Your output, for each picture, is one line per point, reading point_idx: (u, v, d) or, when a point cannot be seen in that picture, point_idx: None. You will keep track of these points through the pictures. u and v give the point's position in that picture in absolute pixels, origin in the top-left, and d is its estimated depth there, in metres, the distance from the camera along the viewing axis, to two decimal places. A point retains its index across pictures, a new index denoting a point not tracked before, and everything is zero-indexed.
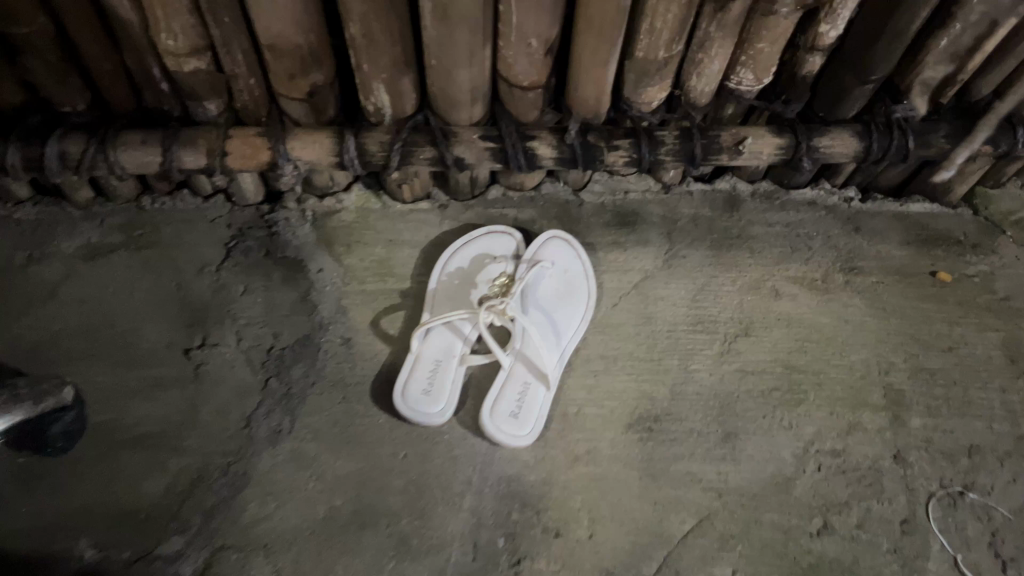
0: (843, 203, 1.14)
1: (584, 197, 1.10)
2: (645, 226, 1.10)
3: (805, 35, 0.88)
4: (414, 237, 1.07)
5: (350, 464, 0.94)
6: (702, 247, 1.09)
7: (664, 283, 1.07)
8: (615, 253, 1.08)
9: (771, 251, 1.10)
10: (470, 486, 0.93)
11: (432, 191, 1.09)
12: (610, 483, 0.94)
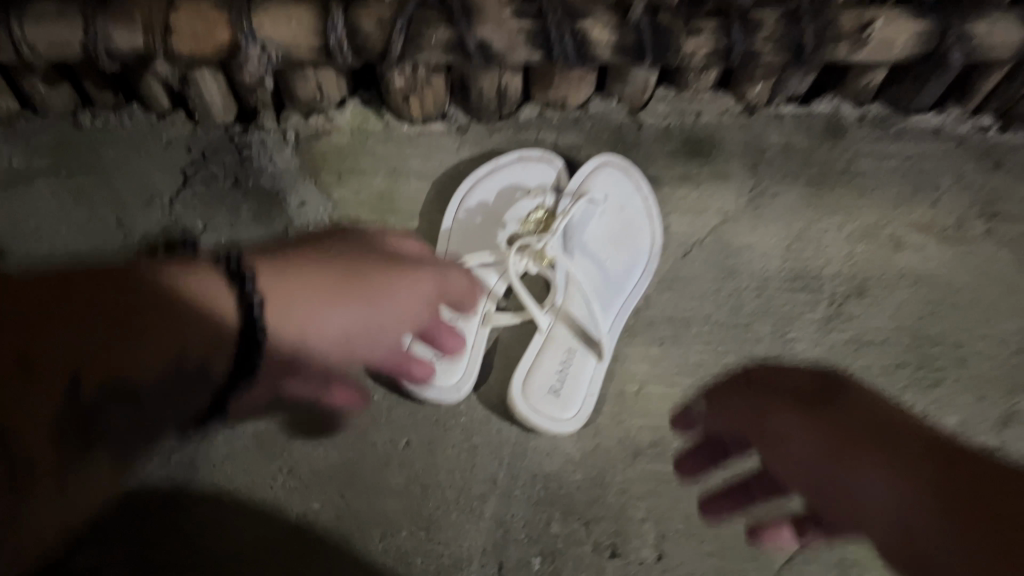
0: (976, 133, 0.85)
1: (644, 119, 0.85)
2: (722, 156, 0.85)
3: None
4: (422, 167, 0.84)
5: (333, 455, 0.72)
6: (799, 184, 0.84)
7: (748, 230, 0.82)
8: (684, 191, 0.83)
9: (887, 192, 0.84)
10: (493, 486, 0.71)
11: (447, 109, 0.84)
12: (685, 488, 0.71)
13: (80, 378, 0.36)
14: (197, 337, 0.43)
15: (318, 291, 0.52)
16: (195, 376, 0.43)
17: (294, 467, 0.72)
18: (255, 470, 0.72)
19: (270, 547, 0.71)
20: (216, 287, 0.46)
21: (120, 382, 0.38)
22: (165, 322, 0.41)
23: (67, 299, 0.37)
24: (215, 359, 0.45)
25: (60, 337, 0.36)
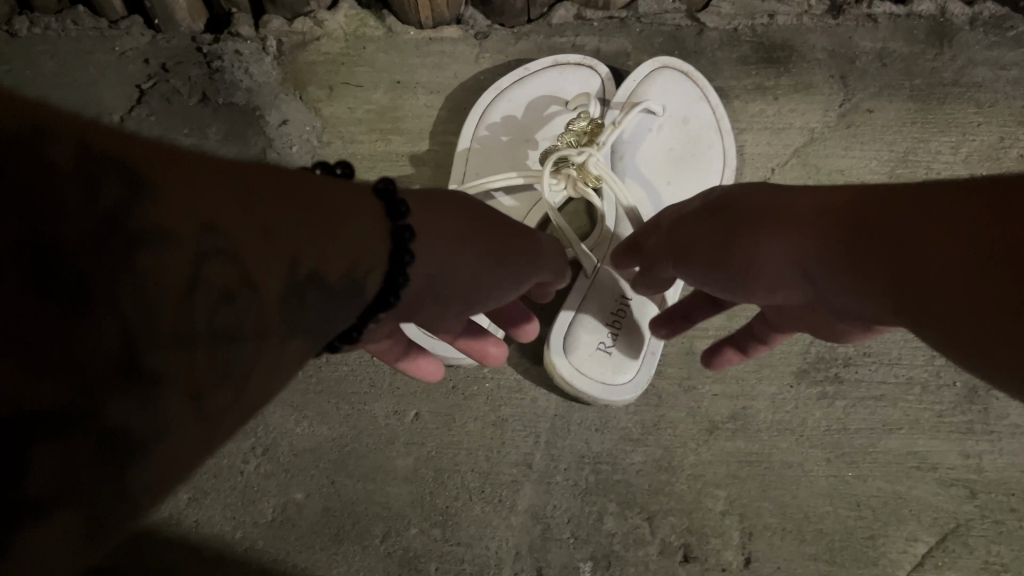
0: None
1: (705, 20, 0.69)
2: (801, 64, 0.69)
3: None
4: (435, 80, 0.69)
5: (322, 432, 0.57)
6: (898, 96, 0.68)
7: (839, 153, 0.68)
8: (757, 104, 0.69)
9: (1011, 105, 0.68)
10: (528, 472, 0.55)
11: (464, 10, 0.69)
12: (774, 472, 0.55)
13: (298, 261, 0.30)
14: (362, 249, 0.35)
15: (453, 232, 0.40)
16: (351, 293, 0.34)
17: (275, 447, 0.57)
18: (223, 450, 0.56)
19: (242, 553, 0.55)
20: (356, 206, 0.36)
21: (319, 282, 0.32)
22: (330, 231, 0.33)
23: (245, 185, 0.30)
24: (372, 278, 0.35)
25: (290, 228, 0.30)
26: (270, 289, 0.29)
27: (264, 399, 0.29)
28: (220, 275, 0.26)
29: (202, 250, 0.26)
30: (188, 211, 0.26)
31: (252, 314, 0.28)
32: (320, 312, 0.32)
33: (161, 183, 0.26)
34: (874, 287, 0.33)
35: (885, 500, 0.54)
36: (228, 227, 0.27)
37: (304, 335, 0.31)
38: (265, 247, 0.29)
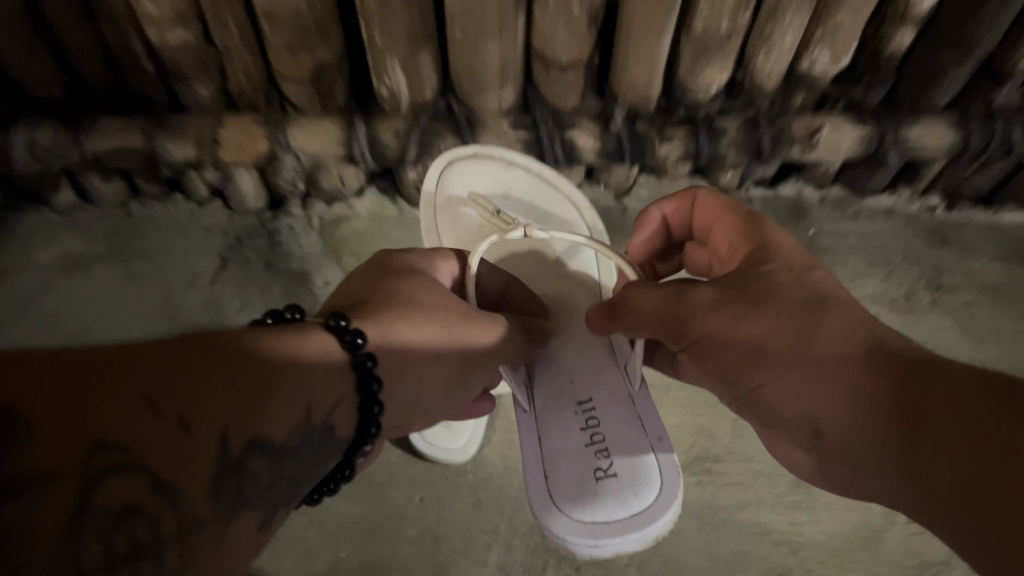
0: (925, 211, 0.98)
1: (628, 204, 0.97)
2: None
3: (895, 4, 0.75)
4: None
5: (356, 508, 0.82)
6: None
7: None
8: None
9: (844, 268, 0.95)
10: (497, 536, 0.80)
11: None
12: (664, 535, 0.81)
13: (228, 441, 0.39)
14: (304, 398, 0.45)
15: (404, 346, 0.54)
16: (318, 434, 0.46)
17: (323, 519, 0.82)
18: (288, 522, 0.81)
19: None
20: (312, 362, 0.46)
21: (256, 441, 0.41)
22: (272, 396, 0.42)
23: (134, 371, 0.36)
24: (338, 418, 0.48)
25: (223, 409, 0.39)
26: (191, 483, 0.36)
27: (238, 569, 0.40)
28: (115, 494, 0.33)
29: (102, 469, 0.33)
30: (75, 444, 0.32)
31: (167, 510, 0.35)
32: (260, 482, 0.41)
33: (52, 429, 0.32)
34: (907, 457, 0.48)
35: (736, 556, 0.80)
36: (134, 439, 0.34)
37: (280, 483, 0.43)
38: (186, 443, 0.37)
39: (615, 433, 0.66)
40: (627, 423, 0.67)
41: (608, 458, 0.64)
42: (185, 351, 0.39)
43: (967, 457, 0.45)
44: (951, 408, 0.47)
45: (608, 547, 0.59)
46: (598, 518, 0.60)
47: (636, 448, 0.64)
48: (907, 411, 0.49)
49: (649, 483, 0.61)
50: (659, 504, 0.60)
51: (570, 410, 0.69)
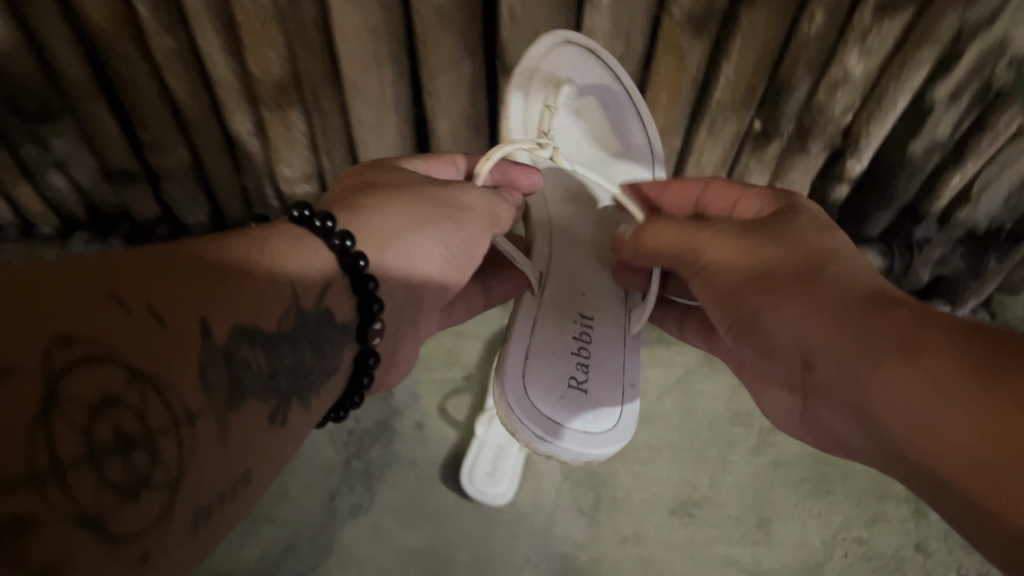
0: None
1: None
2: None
3: (834, 168, 0.99)
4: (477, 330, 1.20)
5: (420, 539, 1.03)
6: None
7: (704, 378, 1.18)
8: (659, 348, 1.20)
9: None
10: (528, 562, 1.02)
11: None
12: (656, 563, 1.02)
13: (209, 325, 0.38)
14: (326, 273, 0.49)
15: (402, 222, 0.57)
16: (314, 320, 0.47)
17: (395, 546, 1.03)
18: (367, 549, 1.03)
19: None
20: (314, 256, 0.49)
21: (240, 331, 0.40)
22: (265, 271, 0.44)
23: (117, 274, 0.36)
24: (332, 298, 0.49)
25: (196, 298, 0.38)
26: (181, 374, 0.36)
27: (250, 454, 0.41)
28: (90, 385, 0.32)
29: (66, 364, 0.31)
30: (51, 354, 0.31)
31: (155, 399, 0.34)
32: (257, 369, 0.42)
33: (82, 314, 0.33)
34: (878, 375, 0.48)
35: None
36: (102, 331, 0.33)
37: (282, 377, 0.45)
38: (162, 333, 0.36)
39: (597, 359, 0.75)
40: (605, 363, 0.76)
41: (580, 376, 0.73)
42: (243, 251, 0.44)
43: (968, 396, 0.43)
44: (943, 337, 0.46)
45: (562, 443, 0.67)
46: (555, 417, 0.68)
47: (612, 384, 0.74)
48: (898, 341, 0.48)
49: (606, 417, 0.71)
50: (608, 438, 0.70)
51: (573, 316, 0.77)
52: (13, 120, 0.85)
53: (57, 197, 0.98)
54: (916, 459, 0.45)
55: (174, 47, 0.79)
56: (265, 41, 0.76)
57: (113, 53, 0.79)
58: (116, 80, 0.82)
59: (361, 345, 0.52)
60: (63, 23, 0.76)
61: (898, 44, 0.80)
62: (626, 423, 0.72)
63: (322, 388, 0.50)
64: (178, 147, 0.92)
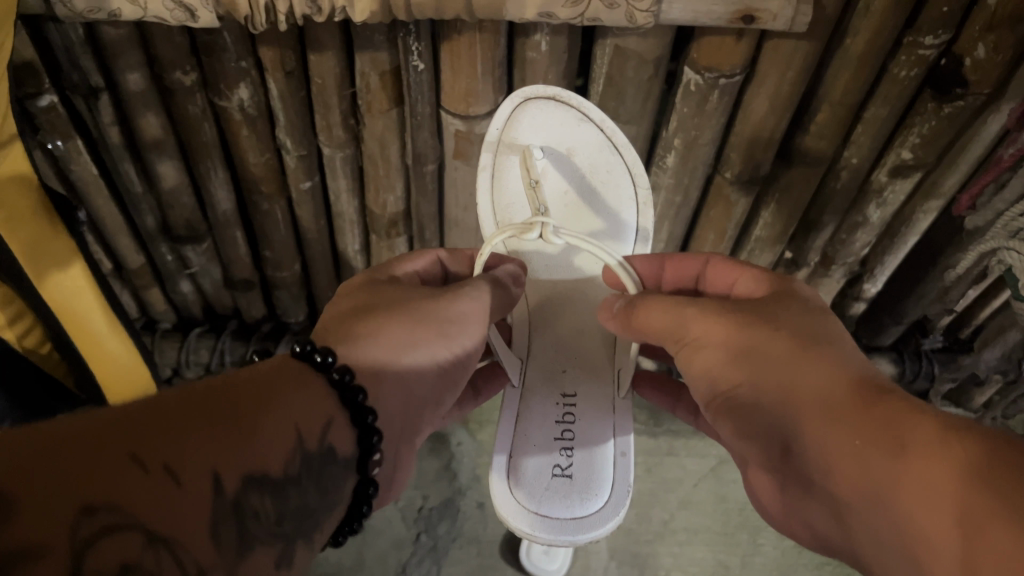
0: None
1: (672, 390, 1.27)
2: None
3: (853, 287, 1.13)
4: None
5: None
6: None
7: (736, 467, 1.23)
8: (693, 440, 1.25)
9: None
10: None
11: None
12: None
13: (221, 479, 0.41)
14: (328, 410, 0.50)
15: (398, 340, 0.59)
16: (318, 459, 0.49)
17: None
18: None
19: None
20: (312, 400, 0.50)
21: (250, 477, 0.43)
22: (272, 415, 0.46)
23: (136, 431, 0.39)
24: (334, 436, 0.50)
25: (205, 454, 0.41)
26: (187, 531, 0.39)
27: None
28: (110, 557, 0.35)
29: (91, 536, 0.34)
30: (82, 523, 0.34)
31: (170, 561, 0.37)
32: (266, 517, 0.44)
33: (101, 481, 0.36)
34: (875, 470, 0.48)
35: None
36: (123, 497, 0.36)
37: (290, 520, 0.46)
38: (176, 493, 0.39)
39: (588, 441, 0.77)
40: (595, 442, 0.76)
41: (569, 463, 0.75)
42: (252, 392, 0.47)
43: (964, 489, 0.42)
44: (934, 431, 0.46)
45: (553, 530, 0.70)
46: (543, 511, 0.71)
47: (598, 457, 0.75)
48: (895, 434, 0.48)
49: (598, 497, 0.73)
50: (601, 517, 0.71)
51: (556, 401, 0.80)
52: (163, 242, 1.01)
53: (180, 298, 1.12)
54: (915, 555, 0.44)
55: (310, 189, 0.95)
56: (387, 188, 0.93)
57: (259, 193, 0.94)
58: (255, 212, 0.98)
59: (361, 475, 0.52)
60: (224, 170, 0.92)
61: (905, 201, 0.95)
62: (622, 494, 0.73)
63: (328, 526, 0.50)
64: (293, 265, 1.08)
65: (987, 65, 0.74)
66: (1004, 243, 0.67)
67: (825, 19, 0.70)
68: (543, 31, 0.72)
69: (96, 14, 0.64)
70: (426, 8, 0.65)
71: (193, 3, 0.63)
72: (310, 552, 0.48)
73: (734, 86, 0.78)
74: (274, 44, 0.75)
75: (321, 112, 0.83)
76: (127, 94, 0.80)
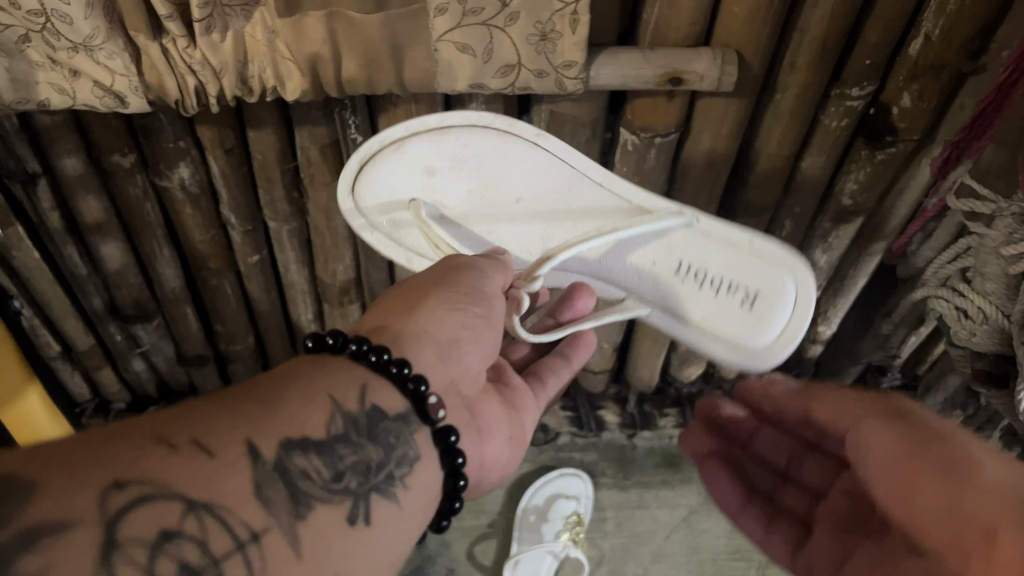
0: None
1: (636, 441, 1.25)
2: (687, 466, 1.24)
3: (809, 331, 1.11)
4: None
5: None
6: None
7: (706, 517, 1.19)
8: (664, 491, 1.22)
9: None
10: None
11: None
12: None
13: (257, 446, 0.40)
14: (359, 375, 0.48)
15: (401, 307, 0.56)
16: (365, 421, 0.46)
17: None
18: None
19: None
20: (336, 371, 0.47)
21: (291, 442, 0.41)
22: (296, 387, 0.45)
23: (167, 420, 0.39)
24: (376, 395, 0.47)
25: (235, 426, 0.40)
26: (234, 497, 0.38)
27: (336, 560, 0.41)
28: (147, 524, 0.34)
29: (121, 508, 0.34)
30: (110, 496, 0.34)
31: (215, 525, 0.36)
32: (320, 479, 0.42)
33: (129, 460, 0.36)
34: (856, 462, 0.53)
35: None
36: (153, 473, 0.36)
37: (351, 476, 0.44)
38: (210, 464, 0.38)
39: (727, 266, 0.71)
40: (721, 256, 0.70)
41: (742, 288, 0.70)
42: (272, 377, 0.46)
43: (952, 533, 0.44)
44: (892, 454, 0.48)
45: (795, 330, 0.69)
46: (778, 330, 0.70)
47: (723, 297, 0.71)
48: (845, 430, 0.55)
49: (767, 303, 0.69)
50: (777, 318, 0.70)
51: (673, 281, 0.72)
52: (111, 322, 0.99)
53: (133, 377, 1.10)
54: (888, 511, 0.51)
55: (258, 262, 0.94)
56: (336, 257, 0.93)
57: (207, 269, 0.93)
58: (204, 287, 0.97)
59: (431, 425, 0.50)
60: (169, 248, 0.91)
61: (852, 244, 0.96)
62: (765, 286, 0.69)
63: (410, 478, 0.47)
64: (247, 336, 1.07)
65: (915, 113, 0.76)
66: (934, 290, 0.68)
67: (753, 77, 0.72)
68: (478, 99, 0.73)
69: (24, 105, 0.64)
70: (358, 83, 0.65)
71: (122, 90, 0.63)
72: (390, 507, 0.45)
73: (670, 144, 0.79)
74: (212, 124, 0.75)
75: (265, 187, 0.83)
76: (64, 177, 0.79)
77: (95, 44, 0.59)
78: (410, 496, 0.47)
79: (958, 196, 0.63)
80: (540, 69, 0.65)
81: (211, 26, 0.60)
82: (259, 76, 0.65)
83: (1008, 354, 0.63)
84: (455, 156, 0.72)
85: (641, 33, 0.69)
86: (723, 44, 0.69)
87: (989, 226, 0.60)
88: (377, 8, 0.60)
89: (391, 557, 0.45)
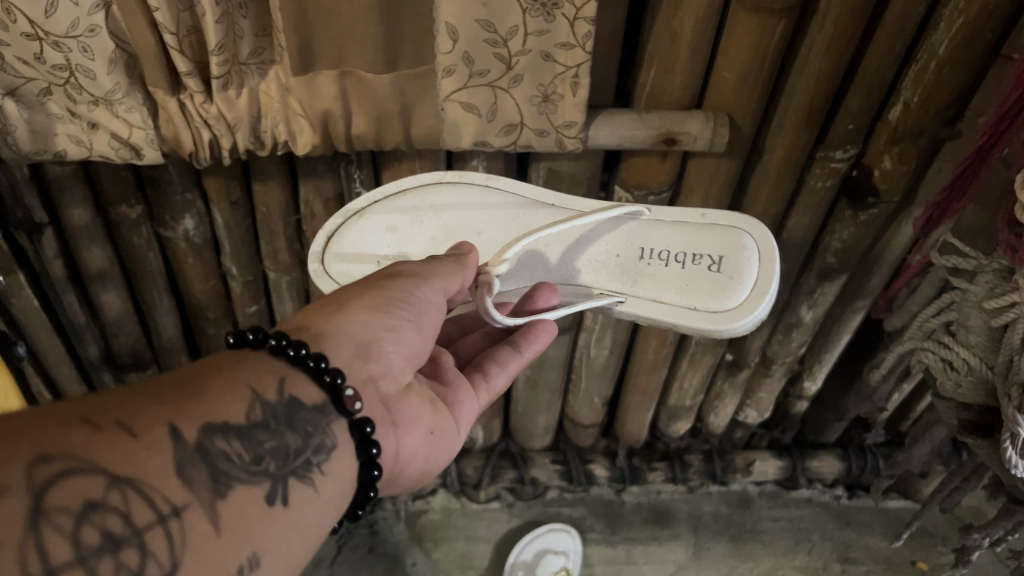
0: (832, 499, 1.25)
1: (624, 495, 1.26)
2: (676, 521, 1.24)
3: (795, 386, 1.14)
4: (488, 532, 1.22)
5: None
6: (724, 540, 1.22)
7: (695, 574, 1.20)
8: (652, 546, 1.22)
9: (779, 543, 1.22)
10: None
11: (501, 493, 1.24)
12: None
13: (178, 427, 0.36)
14: (275, 368, 0.43)
15: (321, 308, 0.50)
16: (282, 410, 0.42)
17: None
18: None
19: None
20: (256, 364, 0.43)
21: (214, 425, 0.38)
22: (216, 375, 0.41)
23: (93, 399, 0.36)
24: (294, 389, 0.43)
25: (161, 407, 0.37)
26: (153, 472, 0.34)
27: (254, 537, 0.37)
28: (73, 492, 0.32)
29: (50, 478, 0.31)
30: (31, 468, 0.31)
31: (139, 500, 0.33)
32: (241, 460, 0.38)
33: (48, 434, 0.33)
34: None
35: None
36: (77, 445, 0.33)
37: (271, 460, 0.40)
38: (133, 444, 0.34)
39: None
40: None
41: None
42: (194, 367, 0.41)
43: None
44: None
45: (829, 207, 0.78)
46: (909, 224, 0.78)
47: None
48: None
49: None
50: None
51: None
52: (106, 371, 1.00)
53: None
54: None
55: (255, 312, 0.96)
56: None
57: (205, 318, 0.95)
58: (201, 335, 0.98)
59: (347, 416, 0.45)
60: (168, 297, 0.92)
61: (835, 300, 0.98)
62: None
63: (328, 465, 0.43)
64: None
65: (895, 175, 0.79)
66: (920, 344, 0.70)
67: (741, 139, 0.75)
68: (480, 156, 0.76)
69: (41, 156, 0.66)
70: (368, 139, 0.68)
71: (139, 142, 0.65)
72: (311, 492, 0.41)
73: (663, 202, 0.82)
74: (219, 176, 0.77)
75: (267, 239, 0.85)
76: (71, 228, 0.80)
77: (115, 98, 0.62)
78: (331, 479, 0.43)
79: (940, 254, 0.66)
80: (541, 128, 0.68)
81: (228, 82, 0.62)
82: (272, 131, 0.67)
83: (993, 405, 0.66)
84: (421, 212, 0.73)
85: (637, 96, 0.73)
86: (715, 106, 0.73)
87: (971, 280, 0.64)
88: (389, 68, 0.62)
89: (308, 545, 0.41)
